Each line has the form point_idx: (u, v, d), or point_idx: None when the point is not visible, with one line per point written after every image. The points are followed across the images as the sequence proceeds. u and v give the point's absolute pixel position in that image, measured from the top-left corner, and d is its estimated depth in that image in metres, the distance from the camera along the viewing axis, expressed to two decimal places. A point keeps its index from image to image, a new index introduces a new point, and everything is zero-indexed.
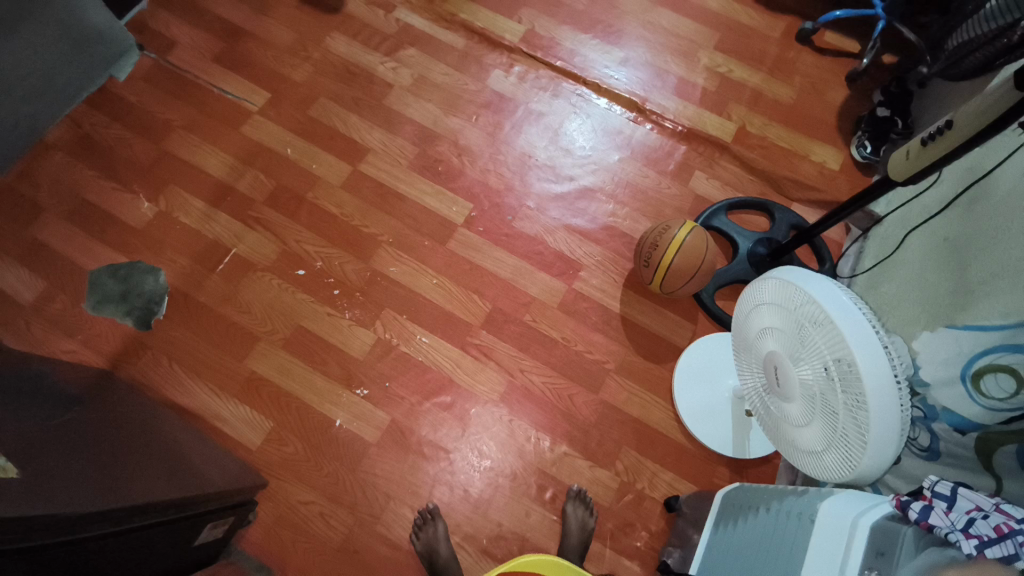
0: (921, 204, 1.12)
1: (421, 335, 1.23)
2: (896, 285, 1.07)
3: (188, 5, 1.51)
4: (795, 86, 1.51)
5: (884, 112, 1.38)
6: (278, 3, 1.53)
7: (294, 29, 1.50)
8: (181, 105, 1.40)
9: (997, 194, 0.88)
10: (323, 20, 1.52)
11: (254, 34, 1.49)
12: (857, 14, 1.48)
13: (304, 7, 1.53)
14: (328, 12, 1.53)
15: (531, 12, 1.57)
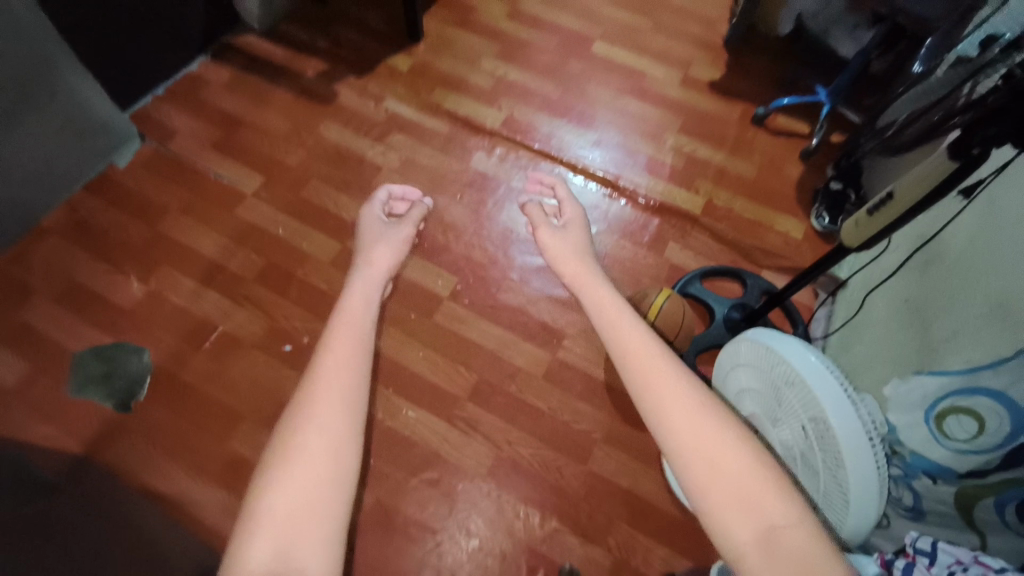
0: (880, 266, 1.20)
1: (381, 191, 1.26)
2: (867, 345, 1.11)
3: (189, 99, 1.62)
4: (755, 164, 1.64)
5: (837, 186, 1.50)
6: (275, 97, 1.65)
7: (289, 119, 1.61)
8: (177, 189, 1.47)
9: (947, 257, 0.95)
10: (317, 111, 1.64)
11: (251, 123, 1.59)
12: (803, 100, 1.65)
13: (300, 100, 1.65)
14: (322, 104, 1.66)
15: (510, 101, 1.72)
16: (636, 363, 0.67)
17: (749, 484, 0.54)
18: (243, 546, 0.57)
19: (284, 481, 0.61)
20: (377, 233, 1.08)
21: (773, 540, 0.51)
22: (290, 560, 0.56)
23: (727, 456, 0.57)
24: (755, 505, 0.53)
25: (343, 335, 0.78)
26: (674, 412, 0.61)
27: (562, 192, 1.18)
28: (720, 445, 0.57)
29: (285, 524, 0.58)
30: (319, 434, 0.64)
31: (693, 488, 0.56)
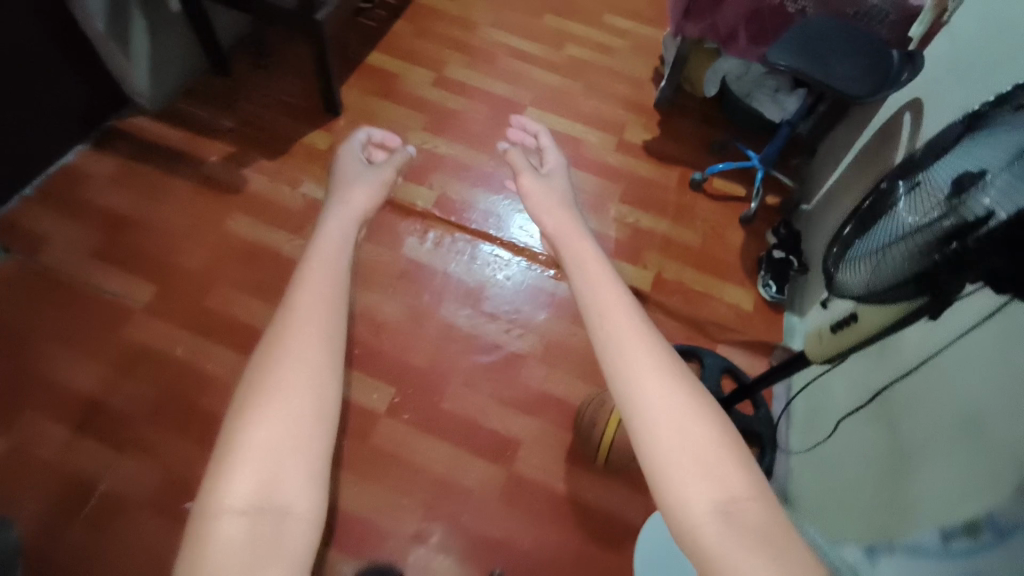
0: (844, 380, 1.18)
1: (359, 133, 1.14)
2: (841, 472, 1.07)
3: (67, 197, 1.40)
4: (698, 232, 1.61)
5: (780, 254, 1.50)
6: (171, 187, 1.46)
7: (189, 213, 1.42)
8: (49, 310, 1.24)
9: (921, 390, 0.92)
10: (224, 202, 1.46)
11: (144, 221, 1.39)
12: (738, 166, 1.66)
13: (202, 189, 1.47)
14: (228, 192, 1.48)
15: (441, 178, 1.62)
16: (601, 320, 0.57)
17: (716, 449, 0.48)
18: (214, 478, 0.45)
19: (266, 407, 0.48)
20: (357, 168, 1.00)
21: (733, 514, 0.44)
22: (274, 496, 0.45)
23: (696, 422, 0.49)
24: (718, 474, 0.46)
25: (324, 252, 0.62)
26: (644, 369, 0.53)
27: (543, 138, 1.35)
28: (689, 413, 0.50)
29: (269, 456, 0.46)
30: (306, 357, 0.51)
31: (652, 460, 0.48)
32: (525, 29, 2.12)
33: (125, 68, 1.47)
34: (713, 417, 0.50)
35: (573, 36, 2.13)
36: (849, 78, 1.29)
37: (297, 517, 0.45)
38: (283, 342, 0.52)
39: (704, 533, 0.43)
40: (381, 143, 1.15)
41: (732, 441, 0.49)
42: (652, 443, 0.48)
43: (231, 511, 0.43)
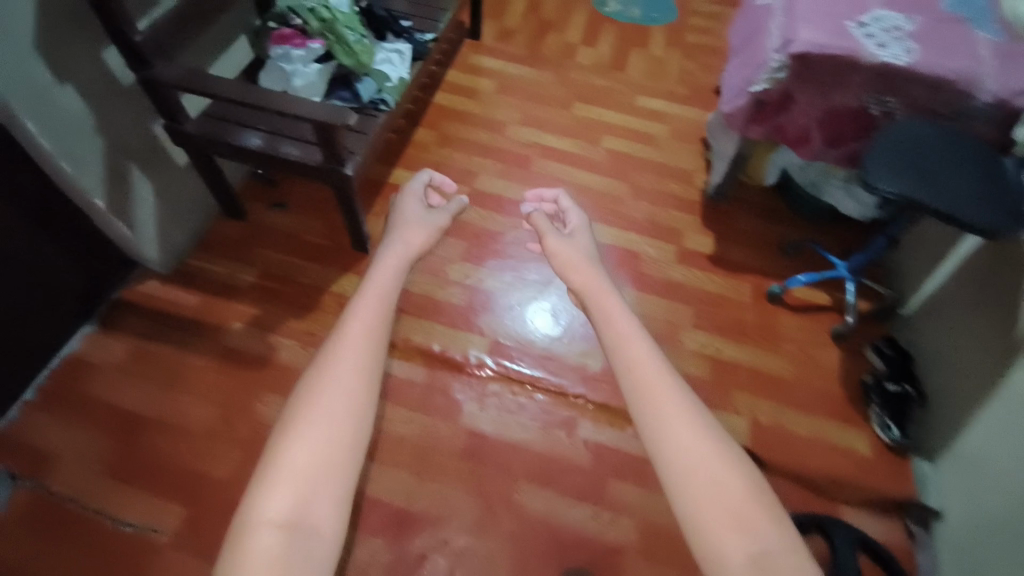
0: None
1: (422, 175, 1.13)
2: None
3: (75, 393, 1.24)
4: (787, 358, 1.42)
5: (895, 387, 1.29)
6: (193, 372, 1.29)
7: (214, 402, 1.24)
8: (56, 559, 1.05)
9: None
10: (248, 381, 1.28)
11: (164, 421, 1.21)
12: (822, 276, 1.47)
13: (226, 368, 1.30)
14: (256, 368, 1.30)
15: (489, 319, 1.45)
16: (634, 371, 0.57)
17: (744, 505, 0.47)
18: (257, 488, 0.48)
19: (312, 417, 0.52)
20: (414, 219, 0.94)
21: (768, 565, 0.44)
22: (306, 512, 0.48)
23: (720, 469, 0.50)
24: (750, 526, 0.46)
25: (383, 292, 0.66)
26: (672, 415, 0.53)
27: (563, 202, 1.06)
28: (716, 464, 0.50)
29: (305, 476, 0.49)
30: (351, 393, 0.55)
31: (683, 505, 0.48)
32: (556, 124, 1.98)
33: (127, 241, 1.30)
34: (737, 470, 0.50)
35: (608, 126, 1.99)
36: (967, 202, 1.08)
37: (322, 538, 0.48)
38: (332, 366, 0.56)
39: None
40: (439, 187, 1.14)
41: (738, 477, 0.49)
42: (688, 504, 0.48)
43: (267, 522, 0.47)
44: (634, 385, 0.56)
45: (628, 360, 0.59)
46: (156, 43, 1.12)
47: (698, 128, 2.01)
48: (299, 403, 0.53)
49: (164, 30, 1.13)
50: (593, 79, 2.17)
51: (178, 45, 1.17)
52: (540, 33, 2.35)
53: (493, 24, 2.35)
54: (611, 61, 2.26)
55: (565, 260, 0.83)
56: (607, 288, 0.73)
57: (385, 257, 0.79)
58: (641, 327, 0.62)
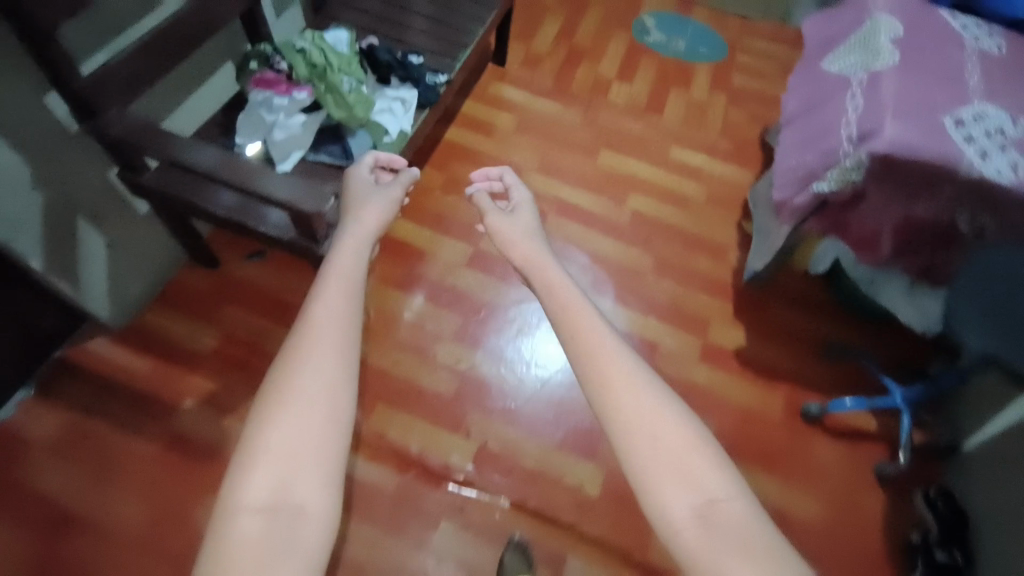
0: None
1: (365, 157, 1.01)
2: None
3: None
4: (817, 500, 1.24)
5: (944, 558, 1.10)
6: (131, 460, 1.15)
7: (147, 502, 1.11)
8: None
9: None
10: (193, 479, 1.14)
11: (87, 521, 1.08)
12: (870, 403, 1.29)
13: (169, 458, 1.16)
14: (204, 462, 1.17)
15: (482, 415, 1.31)
16: (578, 341, 0.59)
17: (685, 456, 0.51)
18: (237, 473, 0.49)
19: (291, 405, 0.52)
20: (366, 190, 0.89)
21: (711, 516, 0.48)
22: (288, 496, 0.49)
23: (672, 431, 0.52)
24: (693, 479, 0.50)
25: (346, 275, 0.66)
26: (617, 383, 0.55)
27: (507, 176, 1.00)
28: (654, 421, 0.53)
29: (290, 458, 0.50)
30: (330, 380, 0.54)
31: (631, 468, 0.51)
32: (577, 175, 1.79)
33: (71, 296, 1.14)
34: (681, 425, 0.53)
35: (636, 182, 1.79)
36: None
37: (310, 515, 0.49)
38: (304, 352, 0.55)
39: (683, 539, 0.47)
40: (387, 166, 1.02)
41: (702, 448, 0.52)
42: (632, 460, 0.52)
43: (247, 509, 0.47)
44: (585, 358, 0.58)
45: (572, 332, 0.61)
46: (111, 90, 0.95)
47: (734, 193, 1.81)
48: (273, 392, 0.53)
49: (121, 74, 0.96)
50: (625, 123, 1.96)
51: (140, 89, 1.00)
52: (572, 62, 2.13)
53: (521, 48, 2.14)
54: (647, 102, 2.04)
55: (503, 232, 0.83)
56: (553, 266, 0.74)
57: (342, 233, 0.77)
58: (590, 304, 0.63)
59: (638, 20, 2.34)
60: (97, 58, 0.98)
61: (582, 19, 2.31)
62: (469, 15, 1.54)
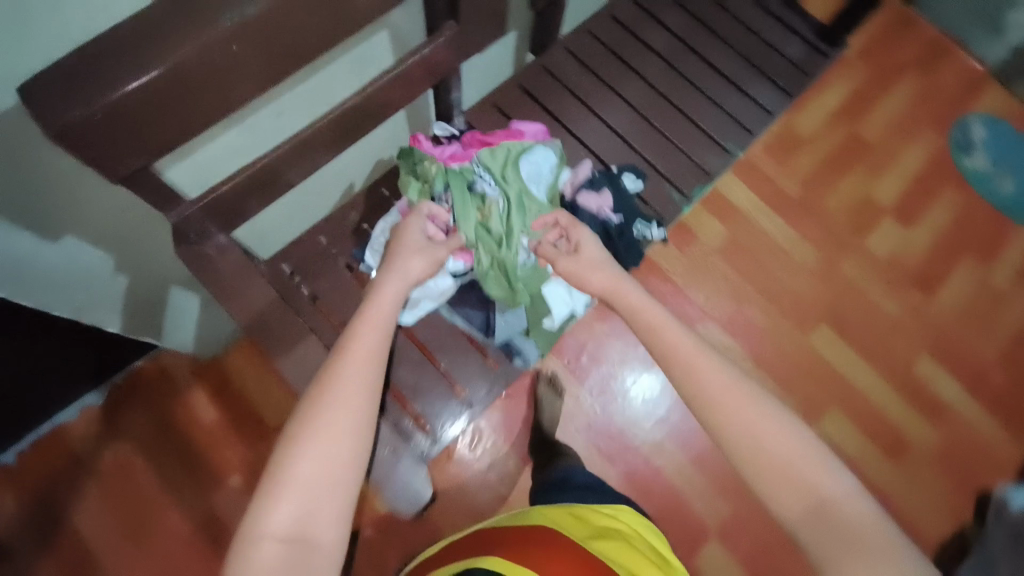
0: None
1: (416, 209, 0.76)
2: None
3: (50, 491, 1.09)
4: None
5: None
6: (171, 527, 1.09)
7: None
8: None
9: None
10: None
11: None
12: None
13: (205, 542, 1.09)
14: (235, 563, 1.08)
15: None
16: (672, 359, 0.61)
17: (793, 457, 0.52)
18: (262, 501, 0.48)
19: (319, 432, 0.51)
20: (418, 240, 0.73)
21: (829, 513, 0.48)
22: (311, 522, 0.48)
23: (771, 426, 0.54)
24: (807, 474, 0.51)
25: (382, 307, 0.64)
26: (715, 385, 0.57)
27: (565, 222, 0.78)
28: (757, 415, 0.54)
29: (310, 489, 0.49)
30: (348, 422, 0.53)
31: (744, 465, 0.53)
32: (775, 350, 1.34)
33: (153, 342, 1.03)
34: (784, 427, 0.54)
35: (846, 393, 1.32)
36: None
37: (325, 547, 0.48)
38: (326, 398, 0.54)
39: (802, 533, 0.49)
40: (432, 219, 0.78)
41: (809, 443, 0.53)
42: (742, 459, 0.53)
43: (270, 537, 0.46)
44: (666, 352, 0.62)
45: (665, 351, 0.62)
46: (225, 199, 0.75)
47: (978, 461, 1.30)
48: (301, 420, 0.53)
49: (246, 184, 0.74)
50: (874, 290, 1.41)
51: (267, 195, 0.79)
52: (840, 164, 1.53)
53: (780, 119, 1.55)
54: (919, 266, 1.44)
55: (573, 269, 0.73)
56: (612, 268, 0.72)
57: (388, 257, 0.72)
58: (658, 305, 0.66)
59: (962, 123, 1.60)
60: (225, 137, 0.72)
61: (884, 94, 1.62)
62: (729, 120, 1.08)
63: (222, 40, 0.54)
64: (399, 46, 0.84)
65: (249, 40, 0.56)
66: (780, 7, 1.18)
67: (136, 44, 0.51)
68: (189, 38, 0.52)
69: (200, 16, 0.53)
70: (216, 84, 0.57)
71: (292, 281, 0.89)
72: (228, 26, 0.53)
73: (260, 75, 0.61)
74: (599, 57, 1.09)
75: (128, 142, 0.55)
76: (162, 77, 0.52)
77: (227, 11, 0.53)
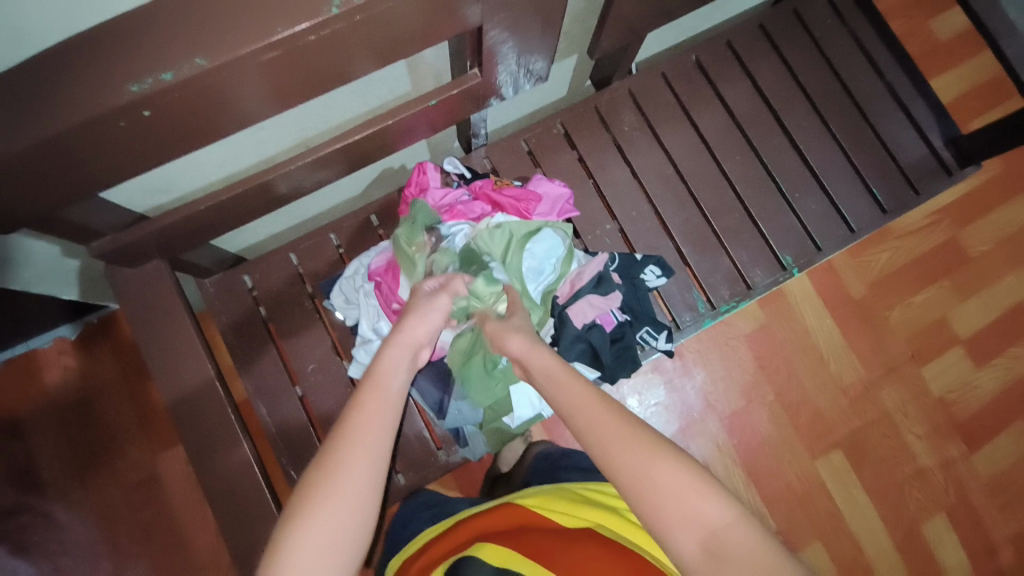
0: None
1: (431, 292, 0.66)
2: None
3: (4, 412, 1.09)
4: None
5: None
6: (110, 476, 1.09)
7: (100, 530, 1.07)
8: None
9: None
10: (146, 538, 1.08)
11: (50, 511, 1.06)
12: None
13: (138, 499, 1.09)
14: (164, 527, 1.08)
15: None
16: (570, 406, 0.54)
17: (684, 491, 0.46)
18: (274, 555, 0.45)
19: (342, 482, 0.49)
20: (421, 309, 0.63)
21: (721, 547, 0.44)
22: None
23: (665, 462, 0.48)
24: (695, 509, 0.46)
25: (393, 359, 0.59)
26: (605, 427, 0.51)
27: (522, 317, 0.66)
28: (650, 451, 0.48)
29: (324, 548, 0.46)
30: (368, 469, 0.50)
31: (638, 512, 0.48)
32: (773, 465, 1.20)
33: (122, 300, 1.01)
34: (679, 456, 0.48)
35: (838, 531, 1.19)
36: None
37: None
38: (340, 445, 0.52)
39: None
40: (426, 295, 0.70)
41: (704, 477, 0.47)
42: (633, 501, 0.48)
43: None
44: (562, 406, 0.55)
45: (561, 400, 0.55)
46: (178, 225, 0.67)
47: None
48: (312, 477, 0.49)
49: (203, 208, 0.66)
50: (911, 429, 1.22)
51: (223, 220, 0.70)
52: (920, 274, 1.27)
53: None
54: (970, 415, 1.23)
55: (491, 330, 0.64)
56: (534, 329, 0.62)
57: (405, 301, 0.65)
58: (574, 366, 0.57)
59: None
60: (194, 154, 0.60)
61: (1007, 199, 1.30)
62: (797, 227, 0.90)
63: (127, 109, 0.42)
64: (421, 86, 0.71)
65: (168, 106, 0.44)
66: (910, 96, 0.96)
67: (18, 99, 0.40)
68: (83, 102, 0.40)
69: (97, 75, 0.40)
70: (127, 145, 0.46)
71: (250, 296, 0.83)
72: (133, 96, 0.41)
73: (193, 135, 0.49)
74: (666, 110, 0.91)
75: (15, 191, 0.47)
76: (41, 142, 0.42)
77: (134, 77, 0.40)
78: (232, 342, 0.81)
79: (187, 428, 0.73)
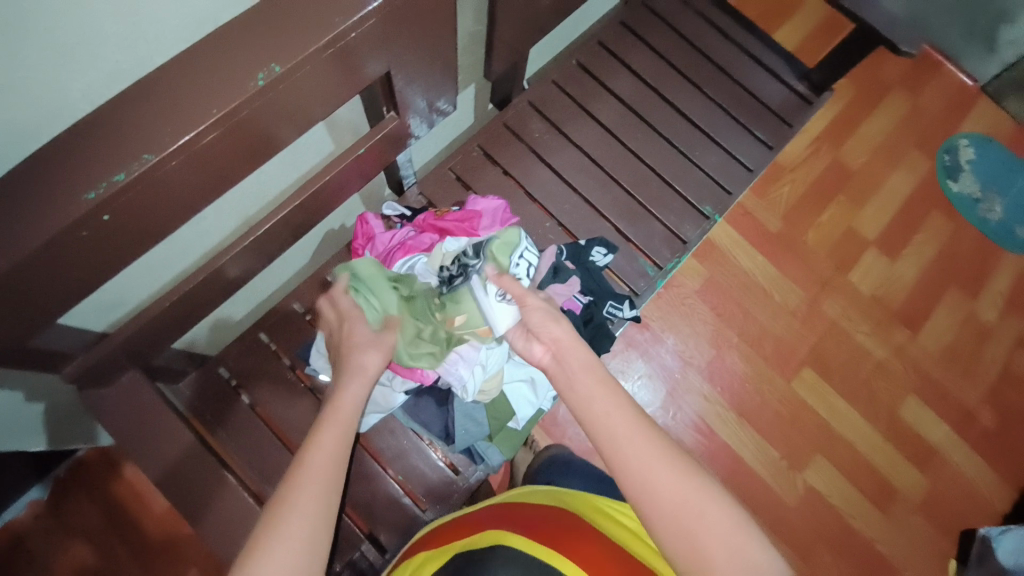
0: None
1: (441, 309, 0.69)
2: None
3: None
4: None
5: None
6: None
7: None
8: None
9: None
10: None
11: None
12: None
13: None
14: None
15: None
16: (603, 422, 0.53)
17: (729, 533, 0.47)
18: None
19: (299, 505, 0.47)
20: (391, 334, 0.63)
21: None
22: None
23: (709, 503, 0.48)
24: (743, 553, 0.46)
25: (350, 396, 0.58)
26: (645, 455, 0.51)
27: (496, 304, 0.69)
28: (694, 490, 0.49)
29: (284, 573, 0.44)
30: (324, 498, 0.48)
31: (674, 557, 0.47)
32: (758, 398, 1.28)
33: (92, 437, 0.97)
34: (721, 499, 0.49)
35: (832, 439, 1.27)
36: None
37: None
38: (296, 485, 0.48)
39: None
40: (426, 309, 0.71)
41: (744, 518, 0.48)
42: (668, 545, 0.47)
43: None
44: (593, 423, 0.54)
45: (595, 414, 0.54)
46: (144, 330, 0.67)
47: (963, 504, 1.26)
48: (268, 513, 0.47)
49: (164, 306, 0.67)
50: (861, 329, 1.35)
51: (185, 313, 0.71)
52: (823, 195, 1.42)
53: None
54: (904, 302, 1.37)
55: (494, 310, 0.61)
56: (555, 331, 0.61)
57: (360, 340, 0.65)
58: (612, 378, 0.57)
59: (951, 146, 1.49)
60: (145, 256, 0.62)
61: (868, 115, 1.49)
62: (706, 181, 1.01)
63: (89, 217, 0.44)
64: (341, 141, 0.76)
65: (124, 206, 0.46)
66: (763, 49, 1.10)
67: None
68: (41, 221, 0.42)
69: (50, 193, 0.42)
70: (87, 254, 0.48)
71: (229, 386, 0.83)
72: (91, 204, 0.43)
73: (151, 230, 0.52)
74: (567, 112, 1.00)
75: None
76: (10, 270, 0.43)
77: (88, 186, 0.43)
78: (223, 435, 0.81)
79: (203, 532, 0.71)
